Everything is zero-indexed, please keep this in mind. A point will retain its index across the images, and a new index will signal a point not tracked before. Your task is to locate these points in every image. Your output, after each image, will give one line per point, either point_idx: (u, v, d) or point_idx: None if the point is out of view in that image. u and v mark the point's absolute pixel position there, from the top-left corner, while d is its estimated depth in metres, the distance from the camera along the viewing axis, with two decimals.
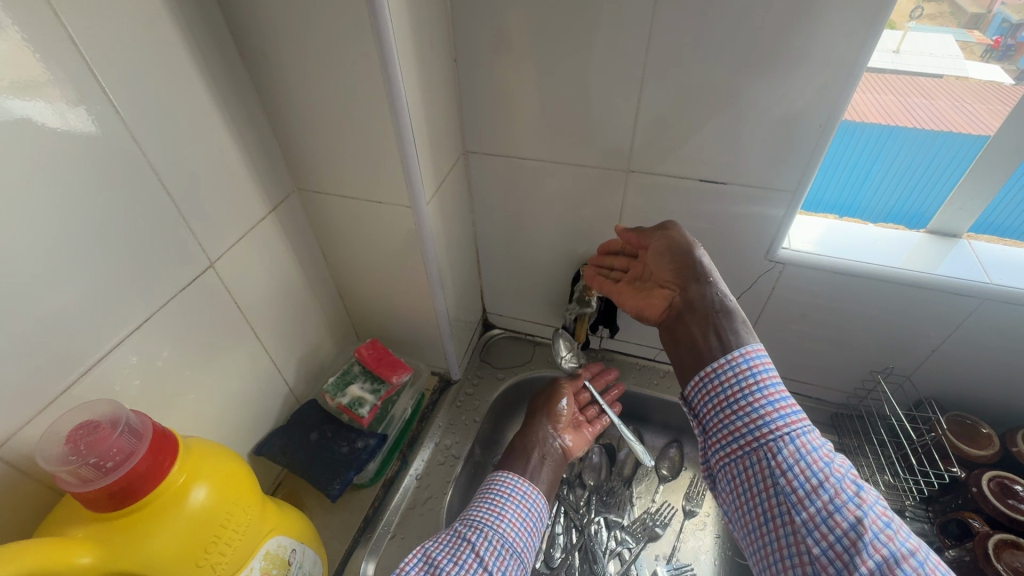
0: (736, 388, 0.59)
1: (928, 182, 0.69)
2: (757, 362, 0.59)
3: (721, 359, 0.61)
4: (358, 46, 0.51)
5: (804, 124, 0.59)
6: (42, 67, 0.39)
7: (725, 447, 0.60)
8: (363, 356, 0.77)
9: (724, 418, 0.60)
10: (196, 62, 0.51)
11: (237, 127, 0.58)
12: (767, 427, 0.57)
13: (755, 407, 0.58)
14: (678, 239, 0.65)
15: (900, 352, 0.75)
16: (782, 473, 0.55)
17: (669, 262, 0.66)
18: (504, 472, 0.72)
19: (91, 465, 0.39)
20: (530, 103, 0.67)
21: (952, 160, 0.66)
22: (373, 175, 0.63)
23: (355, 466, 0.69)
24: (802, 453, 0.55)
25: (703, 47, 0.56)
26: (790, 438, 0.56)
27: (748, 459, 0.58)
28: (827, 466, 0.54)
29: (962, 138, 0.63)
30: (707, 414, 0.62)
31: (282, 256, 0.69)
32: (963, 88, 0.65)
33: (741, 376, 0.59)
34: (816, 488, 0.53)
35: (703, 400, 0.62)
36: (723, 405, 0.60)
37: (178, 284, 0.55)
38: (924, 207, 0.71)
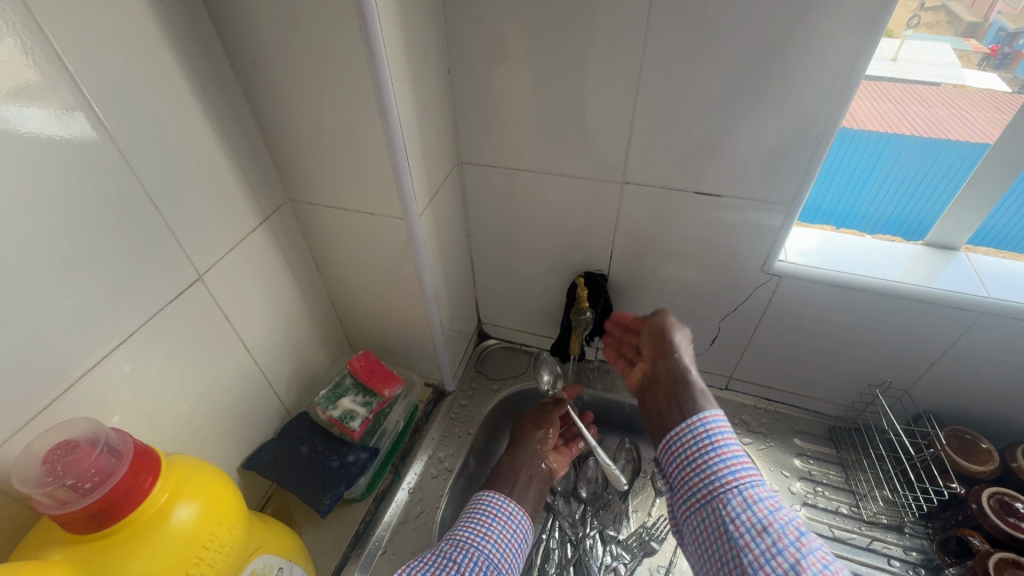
0: (692, 447, 0.57)
1: (926, 191, 0.68)
2: (713, 425, 0.57)
3: (681, 425, 0.59)
4: (349, 55, 0.51)
5: (800, 135, 0.58)
6: (41, 73, 0.40)
7: (686, 503, 0.57)
8: (355, 368, 0.76)
9: (682, 475, 0.57)
10: (186, 70, 0.51)
11: (228, 136, 0.57)
12: (718, 480, 0.54)
13: (707, 460, 0.56)
14: (658, 320, 0.69)
15: (898, 365, 0.74)
16: (731, 521, 0.51)
17: (647, 340, 0.69)
18: (488, 492, 0.72)
19: (68, 487, 0.38)
20: (524, 113, 0.67)
21: (948, 168, 0.65)
22: (365, 185, 0.62)
23: (345, 480, 0.68)
24: (749, 502, 0.51)
25: (699, 56, 0.56)
26: (739, 489, 0.53)
27: (703, 511, 0.54)
28: (774, 514, 0.50)
29: (960, 146, 0.62)
30: (669, 471, 0.59)
31: (274, 266, 0.68)
32: (961, 95, 0.65)
33: (695, 435, 0.57)
34: (761, 533, 0.49)
35: (665, 460, 0.60)
36: (681, 462, 0.58)
37: (167, 294, 0.54)
38: (922, 214, 0.71)
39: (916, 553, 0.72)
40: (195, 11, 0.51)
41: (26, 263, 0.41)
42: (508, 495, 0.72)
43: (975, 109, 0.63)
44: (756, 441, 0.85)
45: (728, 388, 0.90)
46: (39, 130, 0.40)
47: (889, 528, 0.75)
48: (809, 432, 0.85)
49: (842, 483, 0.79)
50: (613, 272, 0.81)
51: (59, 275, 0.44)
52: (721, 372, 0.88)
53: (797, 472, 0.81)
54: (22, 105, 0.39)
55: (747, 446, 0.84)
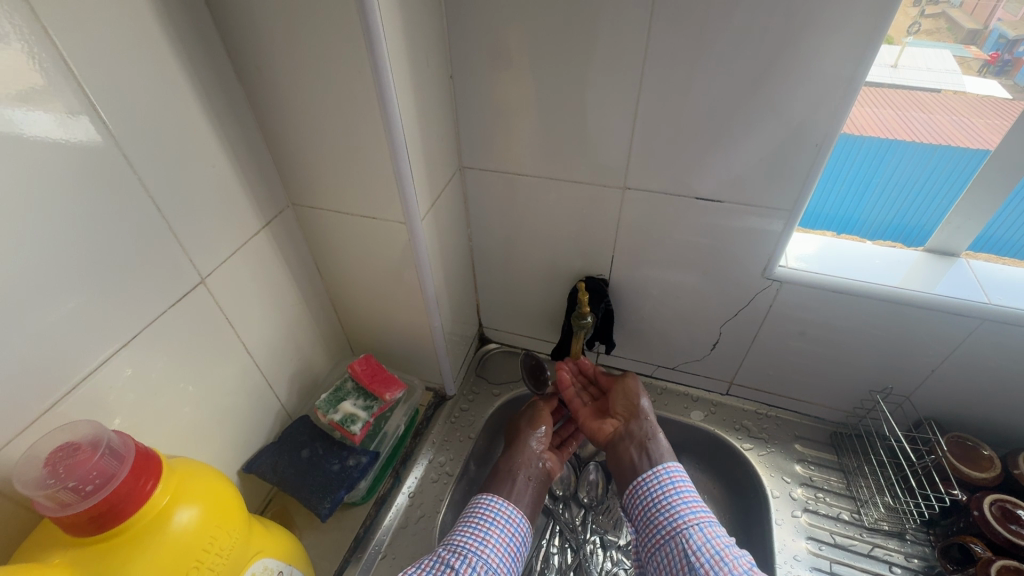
0: (657, 489, 0.69)
1: (927, 197, 0.68)
2: (674, 474, 0.69)
3: (648, 471, 0.70)
4: (353, 63, 0.51)
5: (801, 141, 0.59)
6: (41, 77, 0.40)
7: (651, 539, 0.67)
8: (356, 371, 0.76)
9: (649, 514, 0.68)
10: (189, 74, 0.51)
11: (232, 140, 0.58)
12: (681, 518, 0.66)
13: (671, 503, 0.67)
14: (631, 386, 0.78)
15: (900, 371, 0.74)
16: (693, 552, 0.62)
17: (622, 400, 0.78)
18: (486, 495, 0.72)
19: (70, 489, 0.38)
20: (526, 119, 0.67)
21: (947, 180, 0.66)
22: (367, 190, 0.62)
23: (346, 484, 0.68)
24: (708, 538, 0.63)
25: (699, 64, 0.56)
26: (699, 526, 0.64)
27: (668, 545, 0.65)
28: (727, 548, 0.62)
29: (962, 152, 0.63)
30: (632, 508, 0.71)
31: (276, 270, 0.68)
32: (960, 102, 0.63)
33: (661, 480, 0.69)
34: (718, 562, 0.60)
35: (632, 501, 0.71)
36: (647, 504, 0.69)
37: (170, 298, 0.54)
38: (923, 220, 0.71)
39: (917, 561, 0.71)
40: (199, 14, 0.51)
41: (31, 266, 0.42)
42: (506, 497, 0.71)
43: (975, 117, 0.63)
44: (756, 446, 0.85)
45: (729, 393, 0.90)
46: (42, 132, 0.41)
47: (890, 535, 0.74)
48: (810, 438, 0.85)
49: (843, 489, 0.79)
50: (614, 277, 0.81)
51: (63, 277, 0.44)
52: (721, 377, 0.88)
53: (798, 478, 0.81)
54: (18, 106, 0.39)
55: (747, 451, 0.84)
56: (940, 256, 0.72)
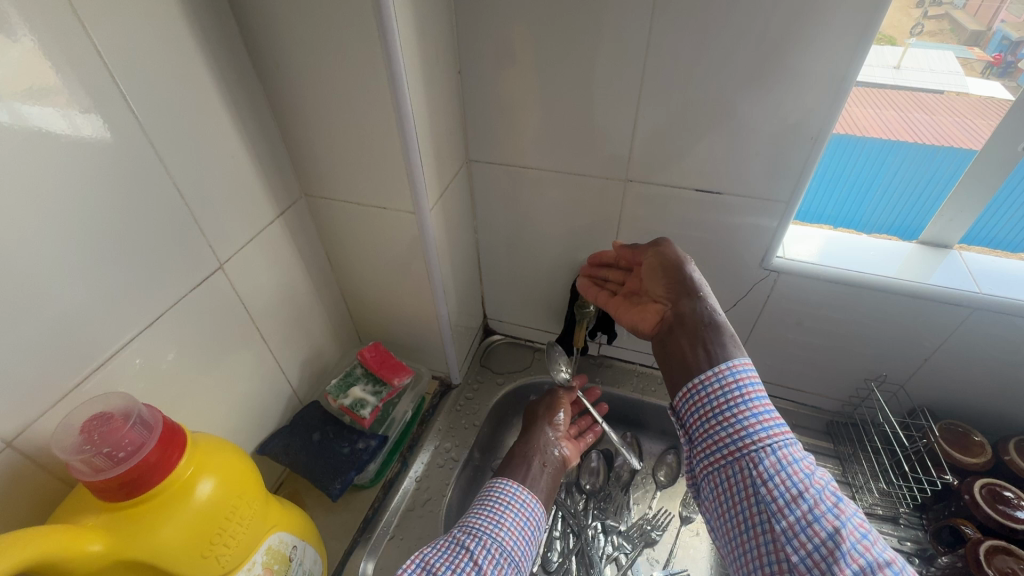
0: (721, 398, 0.58)
1: (929, 197, 0.71)
2: (744, 377, 0.57)
3: (707, 372, 0.59)
4: (367, 59, 0.53)
5: (797, 135, 0.61)
6: (53, 72, 0.41)
7: (709, 456, 0.58)
8: (365, 358, 0.78)
9: (709, 428, 0.58)
10: (210, 68, 0.53)
11: (248, 132, 0.60)
12: (750, 437, 0.55)
13: (739, 418, 0.56)
14: (670, 256, 0.66)
15: (894, 360, 0.76)
16: (764, 482, 0.53)
17: (660, 277, 0.67)
18: (506, 481, 0.74)
19: (104, 455, 0.40)
20: (531, 114, 0.69)
21: (942, 181, 0.69)
22: (378, 182, 0.65)
23: (355, 466, 0.70)
24: (783, 464, 0.53)
25: (699, 61, 0.58)
26: (773, 449, 0.54)
27: (730, 468, 0.56)
28: (809, 477, 0.52)
29: (962, 152, 0.66)
30: (692, 423, 0.60)
31: (289, 258, 0.71)
32: (963, 103, 0.65)
33: (727, 390, 0.57)
34: (796, 498, 0.51)
35: (690, 411, 0.60)
36: (709, 416, 0.58)
37: (188, 283, 0.56)
38: (925, 219, 0.73)
39: (910, 543, 0.73)
40: (219, 10, 0.53)
41: (60, 250, 0.44)
42: (521, 483, 0.75)
43: (978, 118, 0.64)
44: None
45: None
46: (64, 126, 0.42)
47: (885, 519, 0.76)
48: (807, 426, 0.87)
49: (839, 475, 0.81)
50: None
51: (89, 261, 0.46)
52: None
53: None
54: (43, 100, 0.40)
55: None
56: (932, 248, 0.73)
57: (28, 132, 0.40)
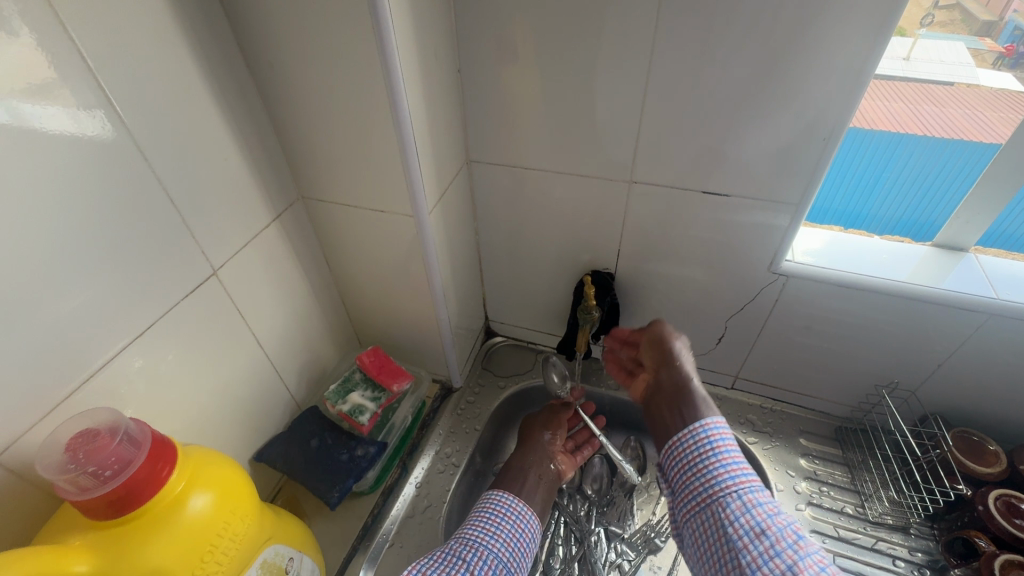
0: (692, 450, 0.58)
1: (937, 194, 0.68)
2: (715, 431, 0.58)
3: (682, 429, 0.60)
4: (362, 57, 0.52)
5: (810, 136, 0.59)
6: (42, 71, 0.39)
7: (686, 506, 0.57)
8: (364, 363, 0.76)
9: (684, 479, 0.58)
10: (200, 67, 0.51)
11: (242, 135, 0.58)
12: (718, 484, 0.55)
13: (708, 468, 0.56)
14: (659, 327, 0.70)
15: (906, 366, 0.74)
16: (730, 524, 0.52)
17: (650, 348, 0.70)
18: (497, 492, 0.74)
19: (89, 474, 0.39)
20: (534, 112, 0.67)
21: (962, 175, 0.65)
22: (376, 184, 0.63)
23: (354, 474, 0.69)
24: (748, 507, 0.52)
25: (708, 57, 0.56)
26: (738, 493, 0.53)
27: (703, 514, 0.55)
28: (772, 516, 0.51)
29: (974, 146, 0.62)
30: (670, 475, 0.60)
31: (289, 262, 0.69)
32: (974, 94, 0.64)
33: (698, 442, 0.58)
34: (760, 535, 0.50)
35: (668, 465, 0.60)
36: (682, 467, 0.59)
37: (180, 290, 0.55)
38: (934, 215, 0.70)
39: (921, 555, 0.72)
40: (211, 10, 0.52)
41: (43, 258, 0.42)
42: (518, 494, 0.74)
43: (988, 109, 0.63)
44: (760, 440, 0.85)
45: (734, 387, 0.90)
46: (48, 125, 0.41)
47: (894, 529, 0.74)
48: (815, 432, 0.85)
49: (848, 483, 0.79)
50: (620, 271, 0.82)
51: (76, 268, 0.45)
52: (726, 372, 0.89)
53: (802, 471, 0.81)
54: (28, 101, 0.39)
55: (752, 445, 0.84)
56: (944, 251, 0.71)
57: (9, 134, 0.38)
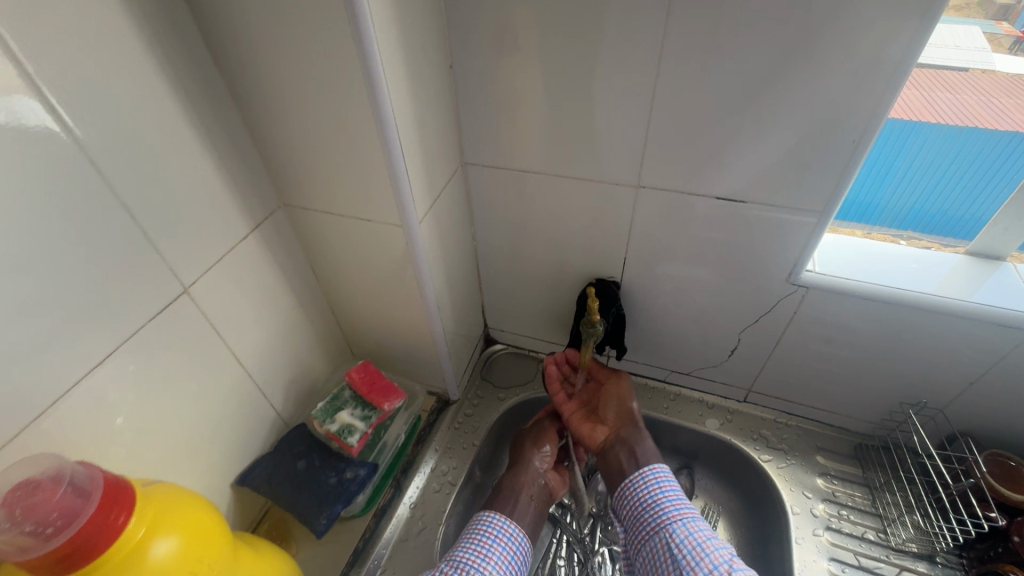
0: (641, 487, 0.70)
1: (950, 182, 0.62)
2: (658, 470, 0.70)
3: (636, 471, 0.71)
4: (340, 53, 0.46)
5: (839, 138, 0.53)
6: None
7: (637, 536, 0.68)
8: (353, 379, 0.71)
9: (634, 512, 0.69)
10: (163, 66, 0.46)
11: (216, 140, 0.53)
12: (665, 514, 0.66)
13: (654, 500, 0.68)
14: (625, 391, 0.79)
15: (934, 383, 0.69)
16: (675, 546, 0.63)
17: (615, 405, 0.78)
18: (489, 512, 0.71)
19: (28, 532, 0.36)
20: (533, 111, 0.62)
21: (989, 162, 0.58)
22: (361, 191, 0.58)
23: (343, 499, 0.65)
24: (689, 531, 0.64)
25: (726, 50, 0.51)
26: (682, 521, 0.65)
27: (652, 541, 0.66)
28: (709, 540, 0.63)
29: (991, 134, 0.56)
30: (621, 509, 0.71)
31: (272, 274, 0.65)
32: (991, 81, 0.59)
33: (645, 479, 0.70)
34: (700, 554, 0.61)
35: (619, 500, 0.71)
36: (633, 503, 0.70)
37: (148, 311, 0.50)
38: (947, 206, 0.64)
39: None
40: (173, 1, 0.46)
41: None
42: (508, 515, 0.71)
43: (1004, 96, 0.58)
44: (775, 458, 0.80)
45: (747, 401, 0.85)
46: (29, 119, 0.38)
47: (919, 557, 0.70)
48: (832, 449, 0.80)
49: (868, 506, 0.74)
50: (626, 279, 0.77)
51: (23, 294, 0.40)
52: (739, 384, 0.84)
53: (820, 493, 0.76)
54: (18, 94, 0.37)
55: (766, 463, 0.80)
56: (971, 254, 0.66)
57: None
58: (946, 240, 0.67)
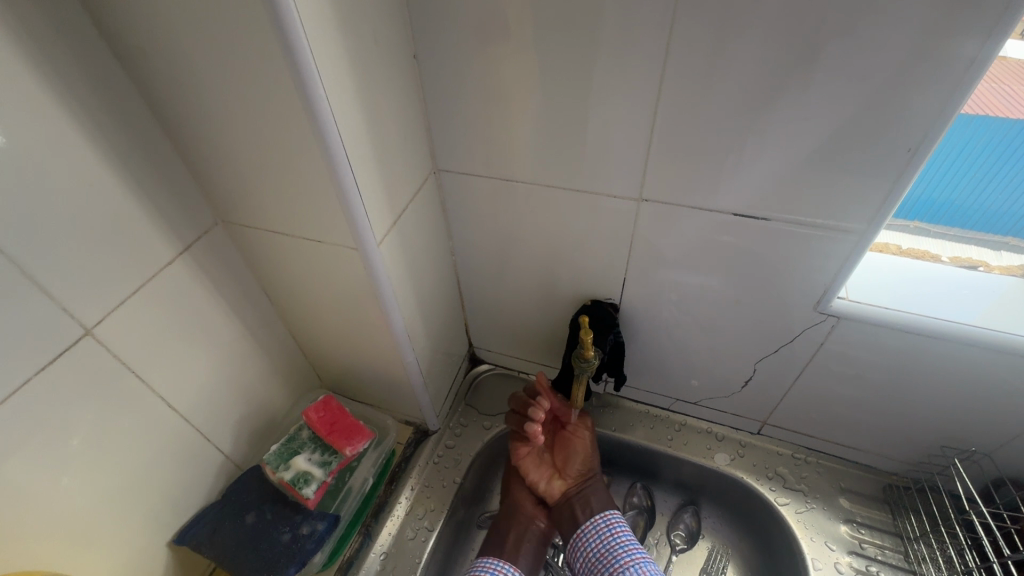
0: (593, 536, 0.67)
1: (957, 175, 0.51)
2: (609, 517, 0.68)
3: (588, 522, 0.68)
4: (262, 47, 0.37)
5: (887, 145, 0.43)
6: None
7: None
8: (312, 419, 0.63)
9: (588, 564, 0.66)
10: (45, 63, 0.37)
11: (127, 149, 0.44)
12: (619, 563, 0.63)
13: (607, 549, 0.65)
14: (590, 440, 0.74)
15: (980, 425, 0.60)
16: None
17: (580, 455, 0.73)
18: (486, 557, 0.67)
19: None
20: (514, 112, 0.52)
21: (1003, 151, 0.48)
22: (307, 209, 0.49)
23: (297, 560, 0.57)
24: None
25: (747, 39, 0.41)
26: (635, 568, 0.62)
27: None
28: None
29: (1004, 123, 0.46)
30: (577, 564, 0.67)
31: (211, 303, 0.56)
32: (998, 68, 0.45)
33: (596, 526, 0.67)
34: None
35: (573, 553, 0.68)
36: (588, 555, 0.66)
37: (39, 362, 0.41)
38: (955, 199, 0.53)
39: None
40: None
41: None
42: (501, 557, 0.67)
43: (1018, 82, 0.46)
44: (794, 501, 0.71)
45: (761, 433, 0.76)
46: None
47: None
48: (859, 492, 0.71)
49: (901, 560, 0.66)
50: (625, 301, 0.67)
51: None
52: (752, 416, 0.75)
53: (844, 544, 0.67)
54: None
55: (783, 506, 0.71)
56: (980, 254, 0.57)
57: None
58: (954, 230, 0.56)
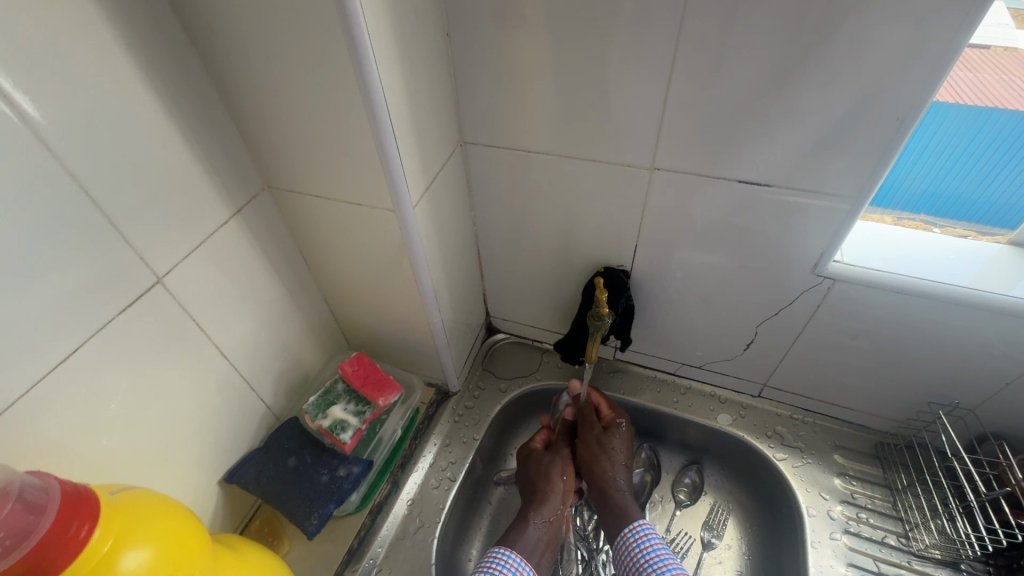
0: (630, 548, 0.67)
1: (965, 165, 0.54)
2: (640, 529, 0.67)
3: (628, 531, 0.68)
4: (320, 25, 0.42)
5: (880, 113, 0.47)
6: None
7: None
8: (346, 373, 0.68)
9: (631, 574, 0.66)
10: (128, 39, 0.42)
11: (190, 116, 0.49)
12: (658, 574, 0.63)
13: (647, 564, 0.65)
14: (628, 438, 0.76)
15: (965, 381, 0.64)
16: None
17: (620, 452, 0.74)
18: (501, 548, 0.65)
19: None
20: (537, 87, 0.56)
21: (1008, 146, 0.51)
22: (348, 173, 0.53)
23: (335, 498, 0.63)
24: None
25: (752, 18, 0.45)
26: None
27: None
28: None
29: (1011, 115, 0.49)
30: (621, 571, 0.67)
31: (256, 262, 0.61)
32: (1011, 61, 0.50)
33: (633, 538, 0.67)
34: None
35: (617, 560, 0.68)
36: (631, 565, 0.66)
37: (117, 305, 0.47)
38: (961, 189, 0.57)
39: None
40: None
41: None
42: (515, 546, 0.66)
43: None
44: (791, 456, 0.77)
45: (761, 395, 0.81)
46: (76, 88, 0.39)
47: (942, 563, 0.66)
48: (852, 448, 0.76)
49: (888, 508, 0.71)
50: (636, 268, 0.72)
51: None
52: (753, 379, 0.79)
53: (837, 494, 0.73)
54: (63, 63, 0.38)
55: (780, 462, 0.76)
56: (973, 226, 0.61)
57: None
58: (961, 225, 0.60)
